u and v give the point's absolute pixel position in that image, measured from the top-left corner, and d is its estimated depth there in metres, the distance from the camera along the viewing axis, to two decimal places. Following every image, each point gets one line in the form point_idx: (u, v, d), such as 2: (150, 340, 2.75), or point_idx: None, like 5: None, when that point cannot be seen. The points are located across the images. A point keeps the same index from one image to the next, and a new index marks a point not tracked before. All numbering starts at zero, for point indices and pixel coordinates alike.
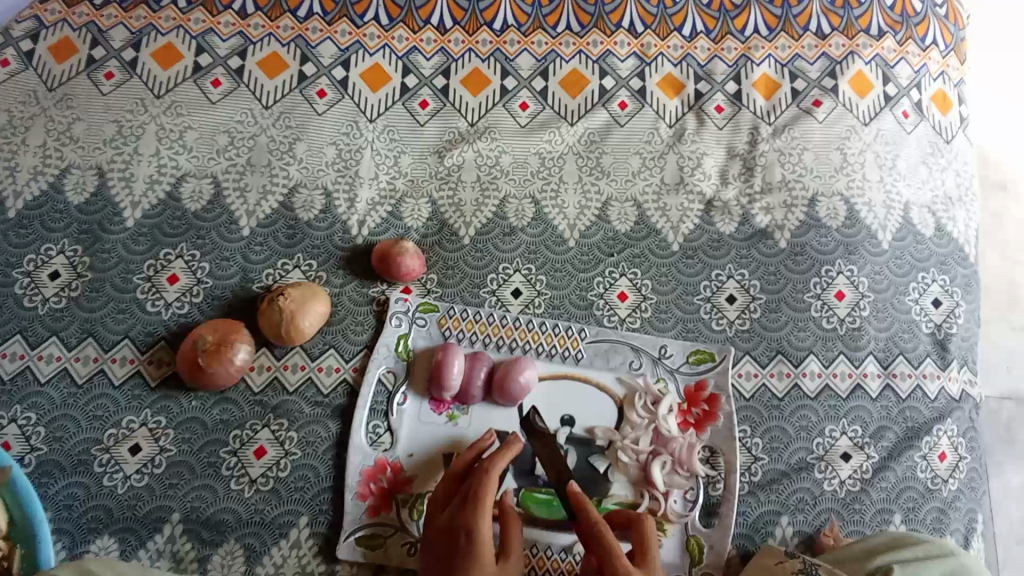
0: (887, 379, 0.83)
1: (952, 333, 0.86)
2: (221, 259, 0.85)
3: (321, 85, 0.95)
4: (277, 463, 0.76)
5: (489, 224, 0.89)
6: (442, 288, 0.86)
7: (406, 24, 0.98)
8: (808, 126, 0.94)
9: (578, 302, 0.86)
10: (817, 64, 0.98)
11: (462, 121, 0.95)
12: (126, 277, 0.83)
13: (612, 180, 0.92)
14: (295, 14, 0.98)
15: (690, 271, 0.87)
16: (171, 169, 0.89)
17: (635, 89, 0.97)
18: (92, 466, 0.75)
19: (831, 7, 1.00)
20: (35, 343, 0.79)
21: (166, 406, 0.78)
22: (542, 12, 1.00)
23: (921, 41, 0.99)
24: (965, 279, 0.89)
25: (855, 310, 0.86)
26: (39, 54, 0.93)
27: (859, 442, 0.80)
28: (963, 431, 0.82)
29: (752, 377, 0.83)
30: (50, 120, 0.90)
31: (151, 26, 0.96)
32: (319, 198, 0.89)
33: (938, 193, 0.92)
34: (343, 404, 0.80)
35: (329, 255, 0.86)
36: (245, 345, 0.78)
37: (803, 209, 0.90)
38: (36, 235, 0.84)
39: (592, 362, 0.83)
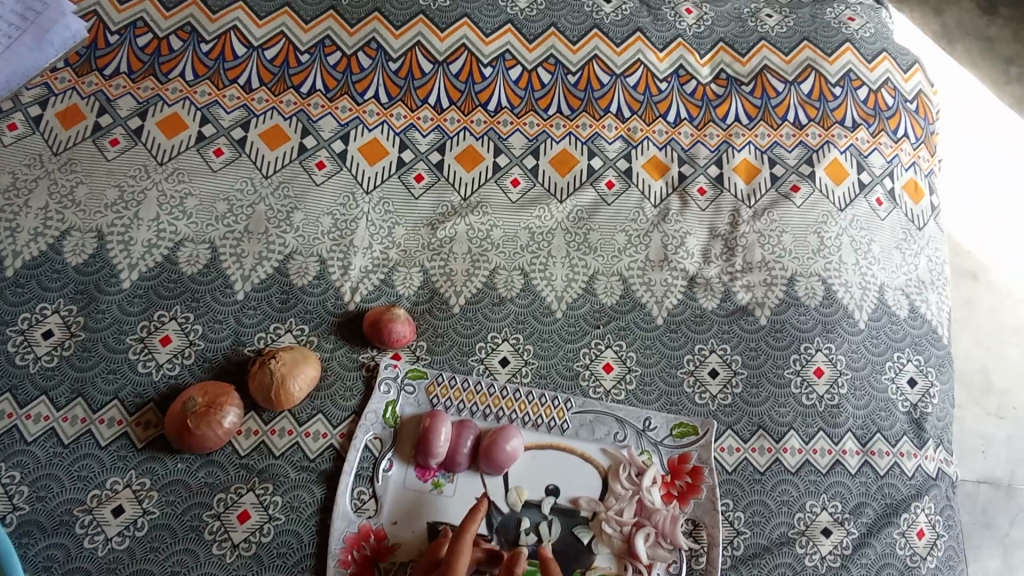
0: (866, 456, 0.85)
1: (927, 412, 0.88)
2: (214, 322, 0.86)
3: (320, 157, 0.98)
4: (261, 528, 0.76)
5: (478, 294, 0.91)
6: (431, 356, 0.87)
7: (404, 102, 1.03)
8: (786, 210, 0.98)
9: (564, 372, 0.88)
10: (795, 151, 1.03)
11: (455, 196, 0.98)
12: (119, 338, 0.84)
13: (598, 255, 0.95)
14: (297, 90, 1.02)
15: (674, 344, 0.90)
16: (170, 233, 0.91)
17: (622, 170, 1.01)
18: (73, 527, 0.74)
19: (807, 98, 1.06)
20: (24, 401, 0.80)
21: (151, 468, 0.78)
22: (534, 96, 1.05)
23: (893, 133, 1.04)
24: (938, 360, 0.91)
25: (833, 387, 0.88)
26: (47, 120, 0.97)
27: (839, 518, 0.81)
28: (941, 509, 0.83)
29: (734, 451, 0.84)
30: (53, 184, 0.92)
31: (158, 96, 0.99)
32: (313, 265, 0.91)
33: (911, 277, 0.96)
34: (328, 469, 0.80)
35: (321, 321, 0.88)
36: (234, 407, 0.79)
37: (783, 288, 0.93)
38: (33, 294, 0.86)
39: (577, 433, 0.84)
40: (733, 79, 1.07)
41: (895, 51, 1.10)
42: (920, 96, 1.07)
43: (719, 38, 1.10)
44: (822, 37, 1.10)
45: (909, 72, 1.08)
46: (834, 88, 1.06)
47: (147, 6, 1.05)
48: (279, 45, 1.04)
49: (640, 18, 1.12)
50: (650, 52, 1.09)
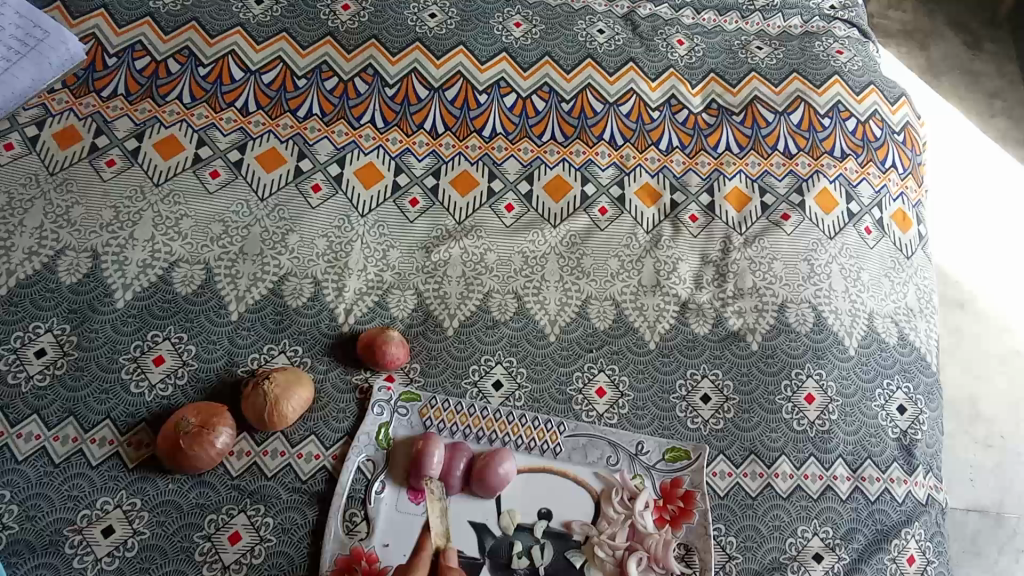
0: (857, 481, 0.85)
1: (917, 439, 0.88)
2: (208, 342, 0.86)
3: (316, 180, 0.99)
4: (252, 550, 0.76)
5: (472, 317, 0.91)
6: (424, 378, 0.88)
7: (400, 127, 1.04)
8: (777, 238, 1.00)
9: (557, 396, 0.88)
10: (785, 180, 1.04)
11: (450, 220, 0.99)
12: (112, 357, 0.84)
13: (592, 280, 0.96)
14: (294, 113, 1.03)
15: (666, 369, 0.90)
16: (165, 254, 0.91)
17: (615, 196, 1.02)
18: (62, 547, 0.74)
19: (797, 129, 1.08)
20: (15, 420, 0.80)
21: (142, 488, 0.78)
22: (529, 122, 1.06)
23: (881, 164, 1.06)
24: (927, 387, 0.92)
25: (824, 413, 0.88)
26: (44, 140, 0.97)
27: (830, 543, 0.81)
28: (931, 535, 0.83)
29: (726, 476, 0.84)
30: (49, 203, 0.92)
31: (155, 118, 1.00)
32: (308, 287, 0.91)
33: (900, 305, 0.97)
34: (321, 491, 0.80)
35: (315, 343, 0.88)
36: (227, 428, 0.79)
37: (774, 314, 0.94)
38: (26, 313, 0.85)
39: (570, 456, 0.85)
40: (724, 109, 1.09)
41: (882, 83, 1.12)
42: (908, 127, 1.09)
43: (710, 69, 1.13)
44: (811, 70, 1.12)
45: (896, 105, 1.10)
46: (823, 118, 1.08)
47: (146, 30, 1.06)
48: (276, 69, 1.05)
49: (633, 48, 1.14)
50: (642, 81, 1.11)
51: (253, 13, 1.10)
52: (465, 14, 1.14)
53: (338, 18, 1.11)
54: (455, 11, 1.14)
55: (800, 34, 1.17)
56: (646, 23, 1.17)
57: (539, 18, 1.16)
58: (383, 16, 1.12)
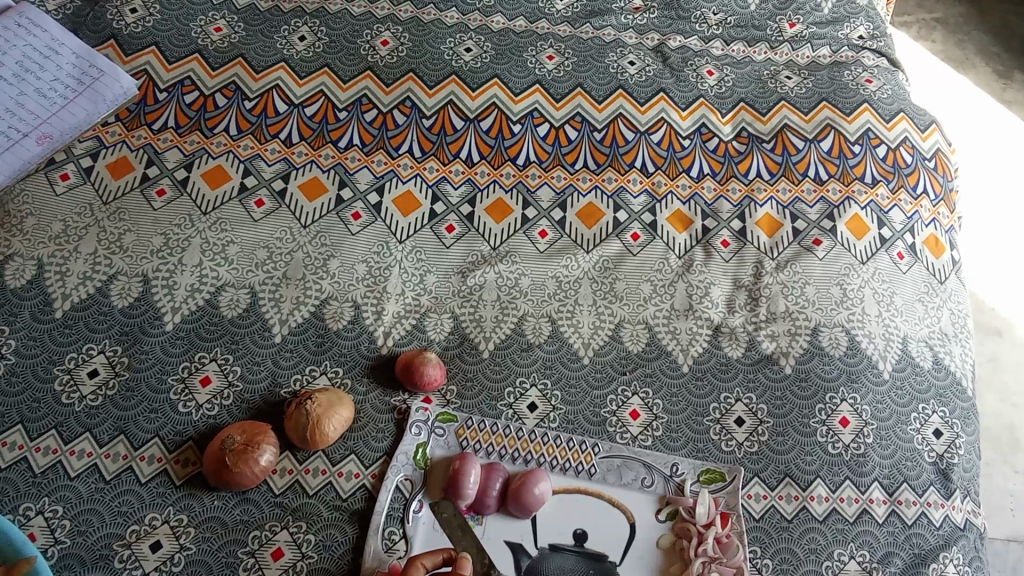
0: (893, 505, 0.85)
1: (954, 463, 0.88)
2: (252, 363, 0.89)
3: (356, 209, 1.02)
4: (294, 566, 0.77)
5: (507, 340, 0.93)
6: (461, 399, 0.89)
7: (436, 156, 1.07)
8: (809, 263, 1.01)
9: (592, 418, 0.89)
10: (816, 206, 1.05)
11: (485, 246, 1.01)
12: (161, 378, 0.87)
13: (624, 304, 0.97)
14: (336, 144, 1.07)
15: (700, 392, 0.91)
16: (211, 280, 0.94)
17: (647, 223, 1.04)
18: (112, 561, 0.76)
19: (827, 156, 1.09)
20: (68, 438, 0.83)
21: (189, 505, 0.80)
22: (562, 151, 1.09)
23: (913, 190, 1.07)
24: (963, 412, 0.92)
25: (859, 437, 0.88)
26: (97, 171, 1.01)
27: (867, 566, 0.81)
28: (969, 560, 0.83)
29: (762, 498, 0.84)
30: (102, 231, 0.96)
31: (203, 150, 1.04)
32: (348, 310, 0.94)
33: (934, 330, 0.97)
34: (360, 509, 0.81)
35: (355, 364, 0.90)
36: (271, 447, 0.82)
37: (807, 338, 0.95)
38: (80, 335, 0.89)
39: (605, 477, 0.86)
40: (755, 137, 1.11)
41: (912, 112, 1.13)
42: (938, 154, 1.10)
43: (740, 99, 1.15)
44: (841, 98, 1.14)
45: (926, 132, 1.11)
46: (854, 146, 1.09)
47: (194, 66, 1.11)
48: (318, 102, 1.10)
49: (664, 79, 1.16)
50: (673, 111, 1.13)
51: (297, 49, 1.14)
52: (500, 48, 1.18)
53: (377, 53, 1.15)
54: (490, 45, 1.18)
55: (829, 63, 1.19)
56: (676, 55, 1.19)
57: (572, 51, 1.19)
58: (421, 50, 1.16)
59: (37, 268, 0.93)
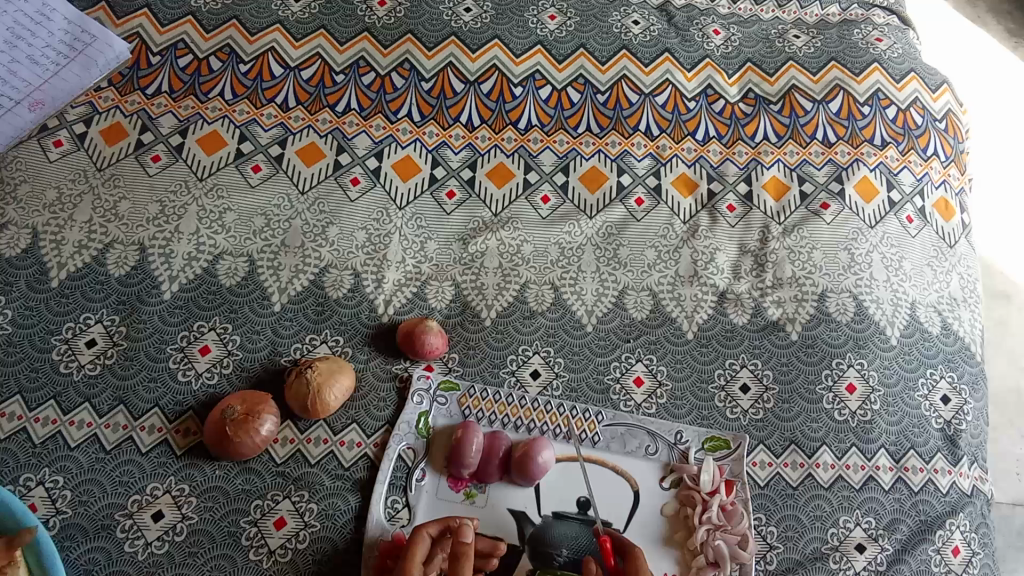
0: (900, 472, 0.84)
1: (961, 429, 0.87)
2: (252, 332, 0.88)
3: (355, 174, 1.00)
4: (297, 535, 0.77)
5: (510, 307, 0.92)
6: (463, 367, 0.88)
7: (436, 120, 1.05)
8: (816, 227, 0.99)
9: (595, 386, 0.88)
10: (824, 169, 1.03)
11: (487, 211, 0.99)
12: (160, 347, 0.86)
13: (628, 270, 0.96)
14: (333, 108, 1.04)
15: (705, 359, 0.90)
16: (209, 247, 0.93)
17: (651, 187, 1.02)
18: (114, 531, 0.76)
19: (836, 118, 1.06)
20: (67, 408, 0.82)
21: (190, 475, 0.79)
22: (564, 114, 1.07)
23: (923, 152, 1.04)
24: (972, 378, 0.91)
25: (866, 403, 0.87)
26: (91, 137, 0.99)
27: (873, 533, 0.81)
28: (976, 526, 0.82)
29: (767, 466, 0.84)
30: (97, 199, 0.95)
31: (198, 115, 1.02)
32: (348, 278, 0.93)
33: (943, 295, 0.95)
34: (363, 478, 0.81)
35: (356, 333, 0.89)
36: (271, 416, 0.81)
37: (813, 304, 0.93)
38: (77, 304, 0.88)
39: (609, 445, 0.85)
40: (762, 98, 1.08)
41: (923, 71, 1.10)
42: (950, 115, 1.07)
43: (747, 59, 1.12)
44: (851, 58, 1.11)
45: (938, 92, 1.09)
46: (863, 107, 1.07)
47: (188, 28, 1.08)
48: (315, 65, 1.07)
49: (669, 39, 1.13)
50: (678, 72, 1.10)
51: (292, 10, 1.12)
52: (500, 8, 1.15)
53: (375, 14, 1.12)
54: (490, 5, 1.15)
55: (839, 22, 1.16)
56: (681, 14, 1.16)
57: (574, 10, 1.16)
58: (419, 11, 1.13)
59: (31, 236, 0.91)
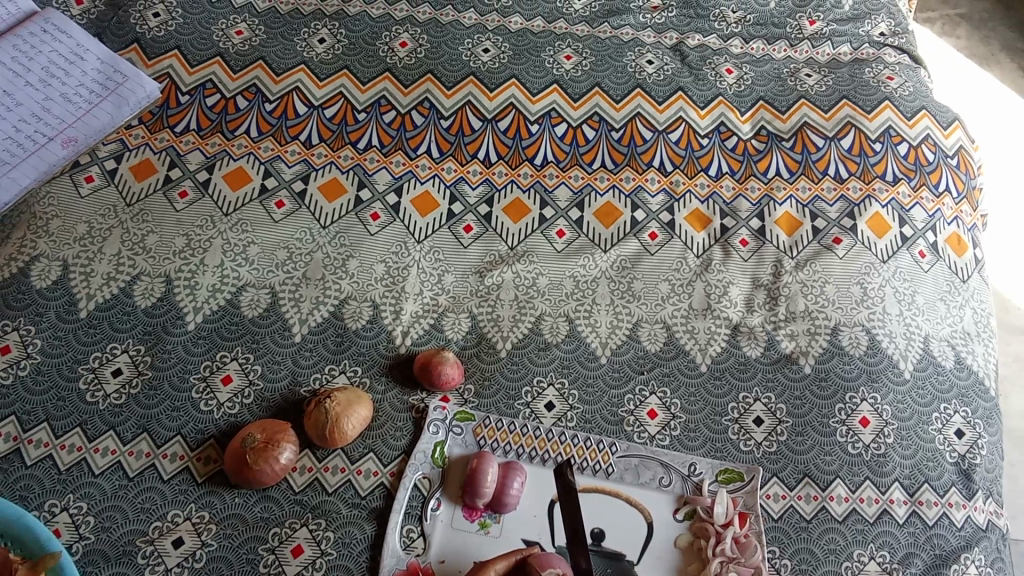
0: (914, 505, 0.84)
1: (976, 463, 0.87)
2: (273, 362, 0.90)
3: (375, 209, 1.03)
4: (313, 563, 0.78)
5: (525, 339, 0.94)
6: (478, 398, 0.90)
7: (454, 157, 1.08)
8: (828, 261, 1.00)
9: (609, 417, 0.89)
10: (836, 205, 1.05)
11: (503, 245, 1.01)
12: (183, 377, 0.88)
13: (642, 303, 0.97)
14: (355, 145, 1.08)
15: (718, 391, 0.91)
16: (233, 280, 0.95)
17: (665, 222, 1.04)
18: (135, 558, 0.77)
19: (848, 154, 1.08)
20: (92, 436, 0.84)
21: (210, 502, 0.81)
22: (579, 151, 1.09)
23: (935, 187, 1.06)
24: (986, 412, 0.91)
25: (879, 437, 0.88)
26: (122, 173, 1.03)
27: (887, 568, 0.81)
28: (992, 561, 0.82)
29: (780, 498, 0.84)
30: (126, 232, 0.98)
31: (225, 151, 1.06)
32: (367, 310, 0.95)
33: (956, 329, 0.96)
34: (379, 506, 0.82)
35: (373, 363, 0.91)
36: (290, 445, 0.82)
37: (826, 338, 0.94)
38: (104, 334, 0.90)
39: (623, 477, 0.86)
40: (774, 135, 1.10)
41: (934, 109, 1.12)
42: (961, 152, 1.09)
43: (759, 97, 1.14)
44: (862, 96, 1.13)
45: (948, 129, 1.10)
46: (874, 144, 1.09)
47: (216, 69, 1.12)
48: (338, 104, 1.10)
49: (682, 78, 1.16)
50: (691, 109, 1.13)
51: (317, 51, 1.16)
52: (518, 49, 1.18)
53: (396, 55, 1.16)
54: (508, 46, 1.18)
55: (850, 61, 1.18)
56: (695, 54, 1.19)
57: (589, 51, 1.19)
58: (439, 51, 1.17)
59: (62, 269, 0.94)
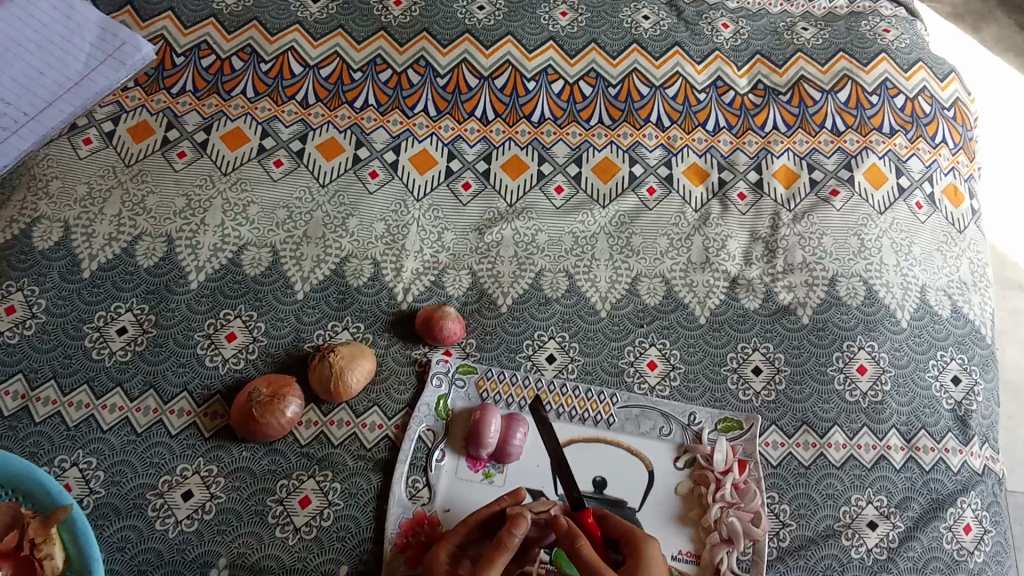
0: (911, 451, 0.85)
1: (972, 409, 0.88)
2: (276, 320, 0.91)
3: (373, 167, 1.03)
4: (321, 513, 0.80)
5: (526, 294, 0.94)
6: (480, 352, 0.91)
7: (452, 115, 1.08)
8: (826, 213, 1.00)
9: (610, 369, 0.90)
10: (834, 157, 1.05)
11: (502, 202, 1.02)
12: (188, 334, 0.89)
13: (641, 258, 0.98)
14: (352, 104, 1.07)
15: (717, 342, 0.92)
16: (234, 238, 0.96)
17: (664, 176, 1.04)
18: (145, 510, 0.79)
19: (845, 107, 1.08)
20: (99, 392, 0.85)
21: (218, 456, 0.82)
22: (577, 107, 1.09)
23: (932, 139, 1.06)
24: (982, 359, 0.92)
25: (876, 384, 0.89)
26: (120, 135, 1.03)
27: (885, 511, 0.82)
28: (987, 504, 0.83)
29: (779, 445, 0.85)
30: (126, 193, 0.98)
31: (222, 112, 1.05)
32: (368, 267, 0.95)
33: (953, 279, 0.97)
34: (384, 458, 0.83)
35: (376, 320, 0.92)
36: (296, 399, 0.84)
37: (824, 289, 0.95)
38: (108, 294, 0.91)
39: (623, 426, 0.87)
40: (771, 90, 1.10)
41: (932, 61, 1.12)
42: (958, 103, 1.09)
43: (756, 51, 1.14)
44: (859, 49, 1.13)
45: (945, 81, 1.10)
46: (871, 97, 1.09)
47: (210, 30, 1.11)
48: (333, 64, 1.10)
49: (679, 33, 1.15)
50: (688, 65, 1.12)
51: (311, 11, 1.15)
52: (514, 5, 1.17)
53: (391, 13, 1.15)
54: (503, 3, 1.18)
55: (848, 14, 1.18)
56: (691, 9, 1.18)
57: (586, 7, 1.18)
58: (433, 9, 1.16)
59: (63, 229, 0.95)
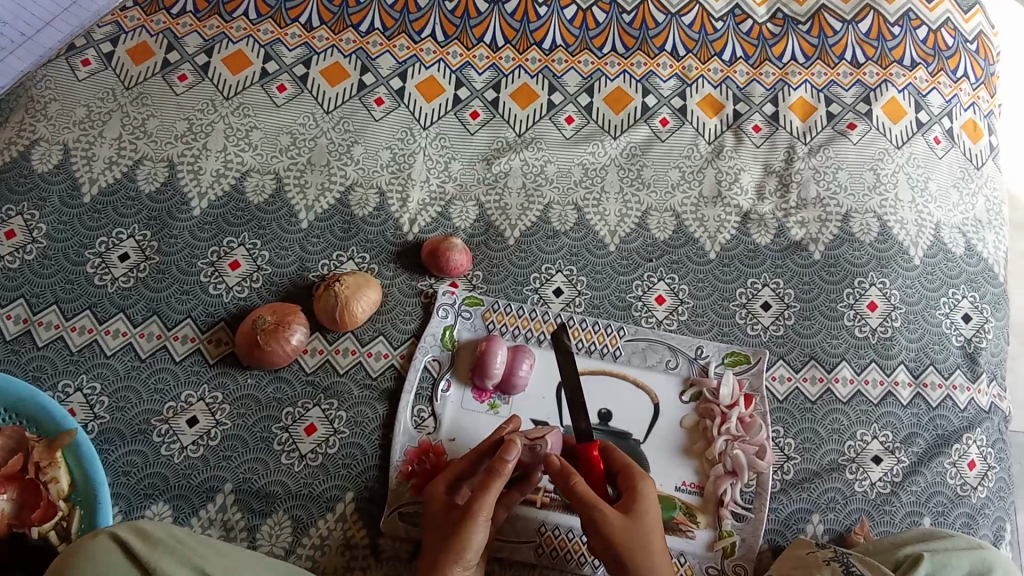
0: (918, 388, 0.85)
1: (981, 347, 0.88)
2: (280, 248, 0.90)
3: (379, 94, 1.00)
4: (327, 440, 0.80)
5: (533, 226, 0.93)
6: (487, 284, 0.90)
7: (459, 40, 1.04)
8: (842, 147, 0.98)
9: (617, 303, 0.89)
10: (852, 90, 1.02)
11: (510, 132, 0.99)
12: (191, 262, 0.88)
13: (652, 191, 0.96)
14: (357, 28, 1.04)
15: (727, 278, 0.91)
16: (237, 165, 0.94)
17: (677, 107, 1.02)
18: (151, 435, 0.79)
19: (865, 38, 1.04)
20: (102, 318, 0.84)
21: (223, 383, 0.82)
22: (589, 35, 1.05)
23: (953, 73, 1.03)
24: (994, 297, 0.91)
25: (886, 321, 0.88)
26: (118, 56, 1.00)
27: (890, 446, 0.82)
28: (991, 442, 0.84)
29: (786, 380, 0.85)
30: (126, 116, 0.96)
31: (223, 34, 1.02)
32: (373, 197, 0.94)
33: (968, 217, 0.95)
34: (390, 388, 0.83)
35: (381, 250, 0.91)
36: (301, 326, 0.83)
37: (837, 225, 0.93)
38: (109, 220, 0.90)
39: (629, 359, 0.86)
40: (790, 19, 1.06)
41: None
42: (981, 36, 1.06)
43: None
44: None
45: (969, 13, 1.06)
46: (893, 28, 1.05)
47: None
48: None
49: None
50: None
51: None
52: None
53: None
54: None
55: None
56: None
57: None
58: None
59: (63, 153, 0.93)
